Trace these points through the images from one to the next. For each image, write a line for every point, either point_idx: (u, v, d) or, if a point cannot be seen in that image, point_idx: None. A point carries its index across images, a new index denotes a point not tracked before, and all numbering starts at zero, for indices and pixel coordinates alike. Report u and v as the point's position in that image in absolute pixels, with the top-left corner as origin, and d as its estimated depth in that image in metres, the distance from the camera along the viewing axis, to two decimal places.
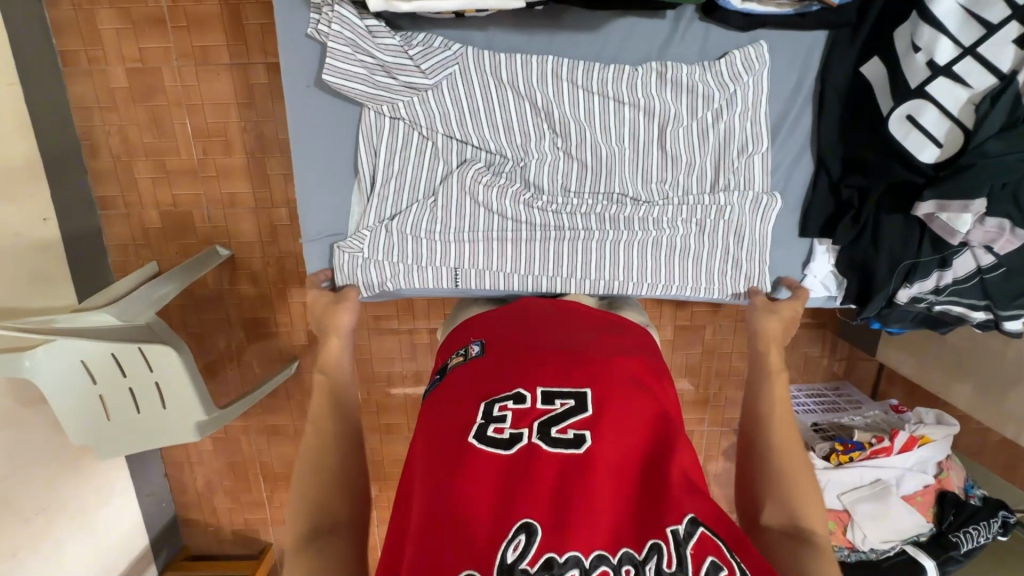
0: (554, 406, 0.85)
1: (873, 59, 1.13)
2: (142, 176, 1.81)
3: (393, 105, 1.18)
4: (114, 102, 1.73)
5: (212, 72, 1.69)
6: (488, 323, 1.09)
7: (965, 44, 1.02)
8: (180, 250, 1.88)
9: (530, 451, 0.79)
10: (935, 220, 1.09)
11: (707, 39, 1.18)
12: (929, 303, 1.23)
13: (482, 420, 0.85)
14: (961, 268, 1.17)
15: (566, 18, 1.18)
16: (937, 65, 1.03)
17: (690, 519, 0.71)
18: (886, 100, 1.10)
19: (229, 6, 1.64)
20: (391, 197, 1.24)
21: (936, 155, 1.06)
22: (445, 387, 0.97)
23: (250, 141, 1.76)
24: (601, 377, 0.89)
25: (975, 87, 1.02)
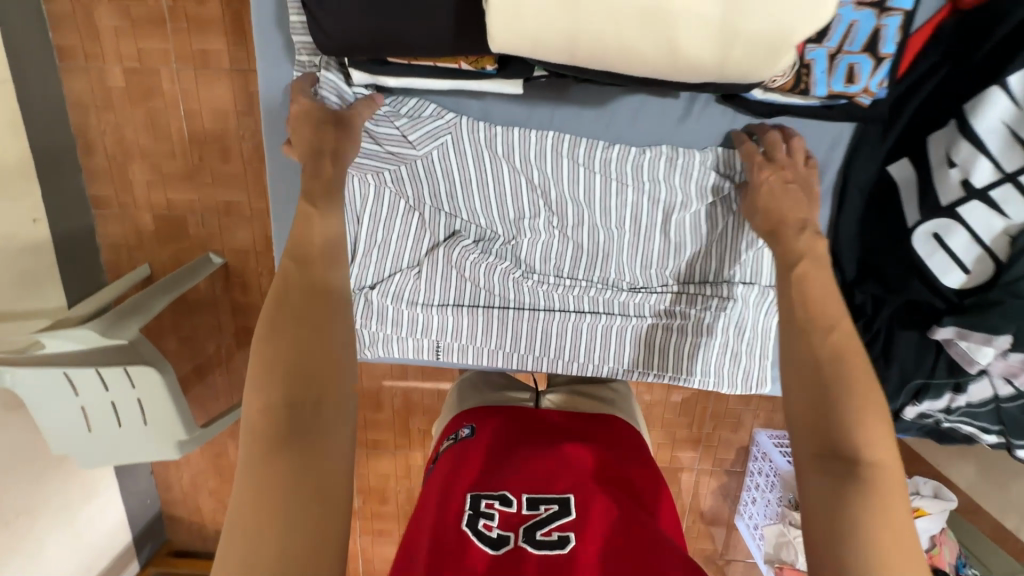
0: (539, 510, 0.82)
1: (903, 159, 1.08)
2: (137, 178, 1.76)
3: (382, 172, 1.18)
4: (110, 102, 1.67)
5: (211, 76, 1.63)
6: (483, 411, 1.08)
7: (1008, 170, 0.92)
8: (173, 255, 1.84)
9: (516, 553, 0.76)
10: (955, 346, 1.05)
11: (723, 121, 1.13)
12: (938, 418, 1.20)
13: (469, 512, 0.82)
14: (977, 395, 1.11)
15: (573, 91, 1.15)
16: (974, 186, 0.95)
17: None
18: (913, 211, 1.05)
19: (231, 9, 1.56)
20: (375, 267, 1.26)
21: (961, 281, 1.00)
22: (434, 474, 0.95)
23: (248, 149, 1.71)
24: (584, 481, 0.88)
25: (1014, 219, 0.93)
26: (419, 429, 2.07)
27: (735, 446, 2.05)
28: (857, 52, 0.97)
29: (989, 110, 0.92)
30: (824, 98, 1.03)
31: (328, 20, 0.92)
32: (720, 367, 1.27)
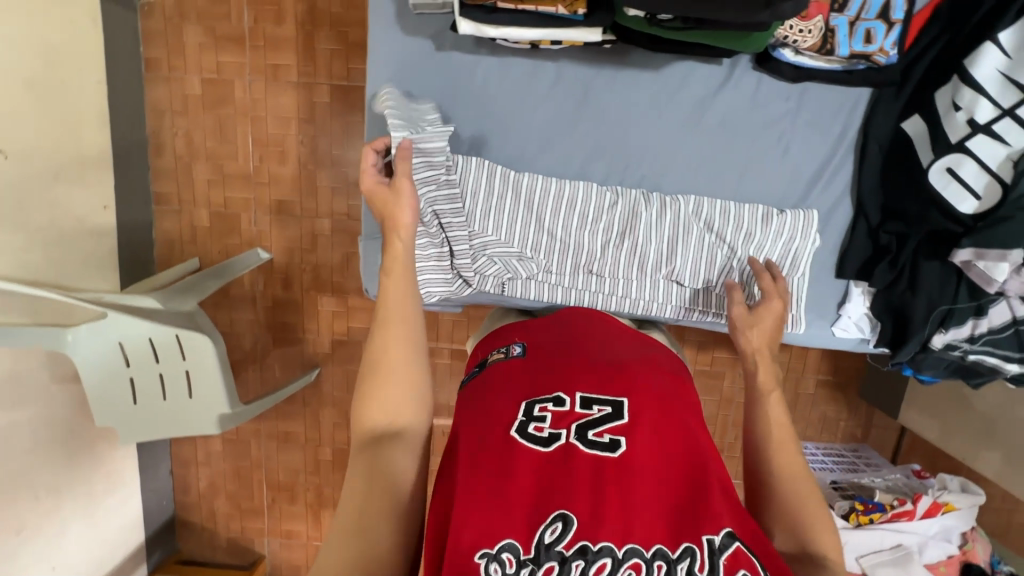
0: (593, 410, 0.78)
1: (914, 115, 1.00)
2: (199, 177, 1.91)
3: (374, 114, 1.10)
4: (185, 107, 1.86)
5: (280, 87, 1.82)
6: (530, 323, 0.99)
7: (1004, 106, 0.90)
8: (222, 250, 1.96)
9: (566, 453, 0.73)
10: (973, 267, 0.97)
11: (757, 88, 1.01)
12: (964, 352, 1.05)
13: (522, 417, 0.78)
14: (997, 317, 1.01)
15: (633, 56, 1.00)
16: (979, 122, 0.92)
17: (726, 533, 0.66)
18: (925, 152, 0.98)
19: (304, 31, 1.78)
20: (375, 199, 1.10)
21: (975, 207, 0.94)
22: (486, 385, 0.86)
23: (305, 153, 1.87)
24: (640, 385, 0.81)
25: (1014, 146, 0.91)
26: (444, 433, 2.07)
27: None
28: (873, 18, 0.90)
29: (985, 57, 0.90)
30: (844, 61, 0.94)
31: None
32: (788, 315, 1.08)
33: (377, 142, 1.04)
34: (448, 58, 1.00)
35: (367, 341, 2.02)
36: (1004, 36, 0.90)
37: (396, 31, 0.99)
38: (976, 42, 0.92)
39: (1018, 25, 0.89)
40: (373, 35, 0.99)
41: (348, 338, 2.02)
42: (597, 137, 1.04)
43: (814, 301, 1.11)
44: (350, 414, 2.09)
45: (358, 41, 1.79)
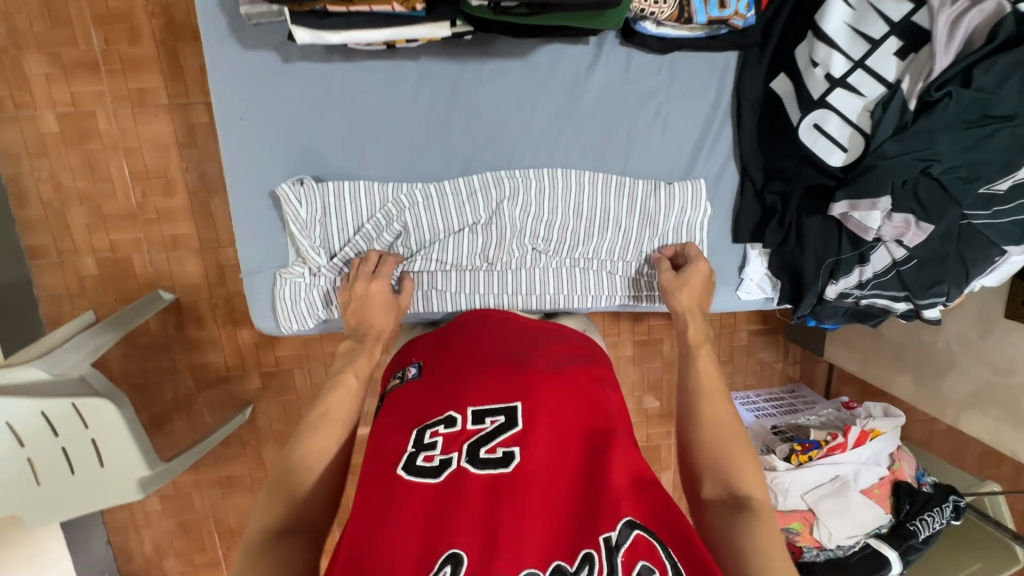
0: (484, 424, 0.73)
1: (781, 74, 1.00)
2: (76, 222, 1.73)
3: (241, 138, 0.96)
4: (45, 148, 1.66)
5: (150, 112, 1.66)
6: (428, 338, 0.93)
7: (855, 58, 0.93)
8: (119, 298, 1.79)
9: (457, 479, 0.68)
10: (849, 219, 0.99)
11: (627, 65, 0.99)
12: (856, 298, 1.10)
13: (412, 450, 0.72)
14: (879, 262, 1.05)
15: (496, 45, 0.95)
16: (835, 76, 0.94)
17: (624, 523, 0.62)
18: (793, 110, 0.99)
19: (166, 48, 1.62)
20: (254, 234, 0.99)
21: (843, 159, 0.97)
22: (382, 420, 0.81)
23: (193, 180, 1.72)
24: (534, 387, 0.77)
25: (869, 96, 0.94)
26: None
27: None
28: None
29: (832, 11, 0.94)
30: (705, 28, 0.92)
31: None
32: None
33: (240, 171, 0.95)
34: (300, 70, 0.92)
35: (299, 368, 1.92)
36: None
37: (233, 46, 0.90)
38: None
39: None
40: (210, 53, 0.89)
41: (277, 369, 1.92)
42: (473, 133, 0.99)
43: (716, 268, 1.13)
44: None
45: None
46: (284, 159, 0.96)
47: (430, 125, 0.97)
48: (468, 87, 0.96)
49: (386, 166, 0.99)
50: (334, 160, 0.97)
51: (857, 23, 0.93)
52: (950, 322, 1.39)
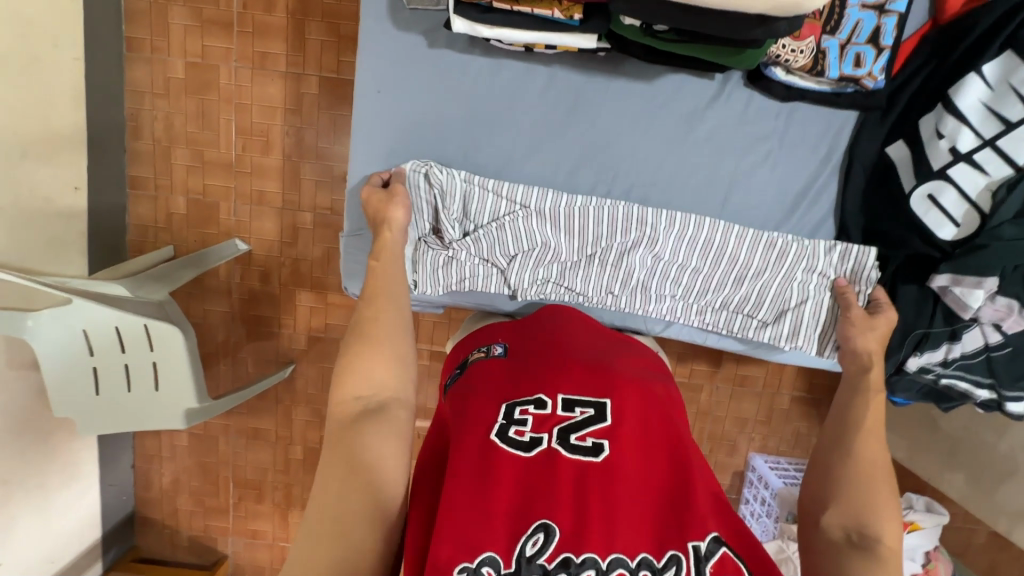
0: (575, 413, 0.77)
1: (899, 141, 1.02)
2: (178, 162, 1.85)
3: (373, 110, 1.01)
4: (167, 90, 1.80)
5: (267, 76, 1.78)
6: (517, 327, 0.98)
7: (986, 136, 0.94)
8: (197, 239, 1.90)
9: (549, 456, 0.72)
10: (949, 293, 0.99)
11: (747, 106, 1.01)
12: (936, 375, 1.06)
13: (502, 420, 0.77)
14: (969, 343, 1.03)
15: (626, 66, 0.99)
16: (961, 151, 0.95)
17: (713, 537, 0.66)
18: (908, 177, 1.00)
19: (295, 21, 1.75)
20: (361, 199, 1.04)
21: (954, 234, 0.97)
22: (466, 388, 0.86)
23: (290, 144, 1.83)
24: (625, 390, 0.80)
25: (993, 176, 0.94)
26: (419, 437, 1.99)
27: (729, 471, 2.06)
28: (863, 42, 0.92)
29: (969, 88, 0.94)
30: (834, 83, 0.95)
31: None
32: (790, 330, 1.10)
33: (366, 141, 1.02)
34: (440, 57, 0.98)
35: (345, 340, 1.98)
36: (988, 69, 0.93)
37: (386, 25, 0.97)
38: (961, 73, 0.95)
39: (1000, 59, 0.92)
40: (364, 27, 0.97)
41: (324, 336, 1.98)
42: (586, 144, 1.03)
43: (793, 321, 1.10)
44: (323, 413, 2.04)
45: (349, 33, 1.76)
46: (408, 135, 1.02)
47: (547, 128, 1.02)
48: (591, 99, 1.01)
49: (498, 159, 1.04)
50: (451, 144, 1.03)
51: (994, 103, 0.93)
52: (1018, 427, 1.33)
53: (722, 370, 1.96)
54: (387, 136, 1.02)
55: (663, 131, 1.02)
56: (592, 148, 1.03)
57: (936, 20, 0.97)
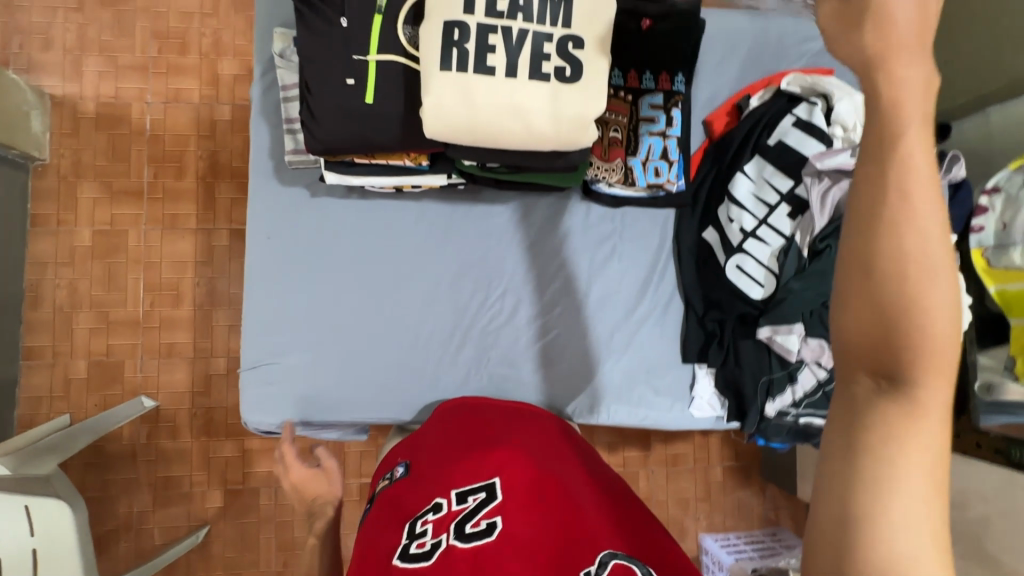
0: (467, 501, 0.74)
1: (710, 226, 1.09)
2: (80, 326, 1.82)
3: (258, 257, 1.02)
4: (72, 259, 1.83)
5: (177, 234, 1.87)
6: (412, 439, 0.94)
7: (761, 215, 1.04)
8: (100, 402, 1.81)
9: (448, 558, 0.67)
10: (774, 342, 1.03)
11: (588, 216, 1.10)
12: (794, 416, 1.05)
13: (405, 540, 0.72)
14: (805, 383, 1.02)
15: (485, 194, 1.08)
16: (746, 230, 1.04)
17: (603, 553, 0.64)
18: (718, 252, 1.08)
19: (204, 184, 1.90)
20: (247, 338, 1.01)
21: (762, 292, 1.04)
22: (372, 523, 0.80)
23: (201, 294, 1.87)
24: (506, 462, 0.78)
25: (773, 244, 1.04)
26: None
27: None
28: (657, 158, 1.07)
29: (738, 182, 1.05)
30: (646, 190, 1.07)
31: (322, 127, 0.80)
32: (675, 403, 1.09)
33: (254, 284, 1.02)
34: (323, 203, 1.04)
35: (266, 488, 1.85)
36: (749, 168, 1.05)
37: (272, 182, 1.02)
38: (731, 175, 1.07)
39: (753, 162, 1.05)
40: (252, 187, 1.02)
41: (243, 487, 1.85)
42: (452, 262, 1.07)
43: (673, 392, 1.10)
44: None
45: None
46: (296, 273, 1.03)
47: (410, 247, 1.06)
48: (446, 219, 1.07)
49: (364, 284, 1.04)
50: (335, 273, 1.04)
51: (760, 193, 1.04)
52: None
53: (654, 453, 2.01)
54: (266, 275, 1.02)
55: (517, 236, 1.08)
56: (451, 263, 1.07)
57: (710, 138, 1.12)
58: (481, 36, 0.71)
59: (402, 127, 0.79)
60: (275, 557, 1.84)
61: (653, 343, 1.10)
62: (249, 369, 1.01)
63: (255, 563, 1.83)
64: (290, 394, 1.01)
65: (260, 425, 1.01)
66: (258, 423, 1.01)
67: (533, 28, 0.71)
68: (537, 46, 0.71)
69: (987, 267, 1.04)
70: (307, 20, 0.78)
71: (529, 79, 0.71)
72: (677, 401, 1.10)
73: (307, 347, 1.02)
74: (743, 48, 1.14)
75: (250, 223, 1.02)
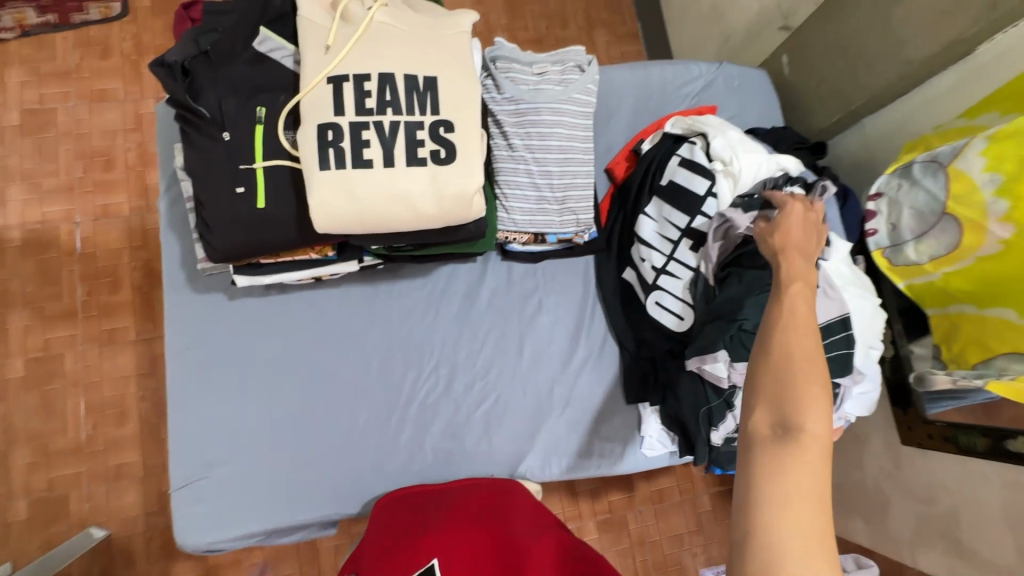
0: None
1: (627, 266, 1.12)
2: (18, 462, 1.72)
3: (179, 369, 1.00)
4: (5, 392, 1.75)
5: (116, 349, 1.82)
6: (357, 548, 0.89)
7: (668, 252, 1.05)
8: (43, 542, 1.68)
9: None
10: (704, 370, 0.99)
11: (509, 275, 1.12)
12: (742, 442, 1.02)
13: None
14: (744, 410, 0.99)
15: (404, 270, 1.10)
16: (657, 267, 1.05)
17: None
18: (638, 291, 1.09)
19: (141, 294, 1.87)
20: (175, 456, 0.97)
21: (681, 324, 1.05)
22: None
23: (146, 407, 1.80)
24: (441, 542, 0.77)
25: (683, 277, 1.05)
26: None
27: None
28: None
29: (641, 223, 1.07)
30: (558, 244, 1.10)
31: (218, 235, 0.81)
32: (626, 445, 1.09)
33: (178, 398, 0.99)
34: (241, 305, 1.03)
35: None
36: (649, 209, 1.07)
37: (186, 292, 1.02)
38: (635, 217, 1.10)
39: (653, 203, 1.07)
40: (167, 301, 1.01)
41: None
42: (381, 341, 1.06)
43: (621, 435, 1.09)
44: None
45: None
46: (220, 379, 1.01)
47: (336, 333, 1.06)
48: (369, 301, 1.07)
49: (293, 379, 1.03)
50: (261, 373, 1.02)
51: (662, 232, 1.06)
52: (869, 456, 1.42)
53: (639, 493, 1.97)
54: (189, 386, 0.99)
55: (441, 304, 1.10)
56: (379, 342, 1.06)
57: (614, 184, 1.17)
58: (354, 133, 0.74)
59: (297, 227, 0.81)
60: None
61: (593, 388, 1.10)
62: (180, 487, 0.97)
63: None
64: (227, 507, 0.97)
65: (197, 547, 0.96)
66: (194, 544, 0.96)
67: (404, 119, 0.75)
68: (409, 134, 0.75)
69: (890, 265, 1.10)
70: (192, 140, 0.80)
71: (407, 166, 0.74)
72: (627, 443, 1.09)
73: (239, 455, 0.99)
74: (631, 99, 1.22)
75: (167, 335, 1.00)
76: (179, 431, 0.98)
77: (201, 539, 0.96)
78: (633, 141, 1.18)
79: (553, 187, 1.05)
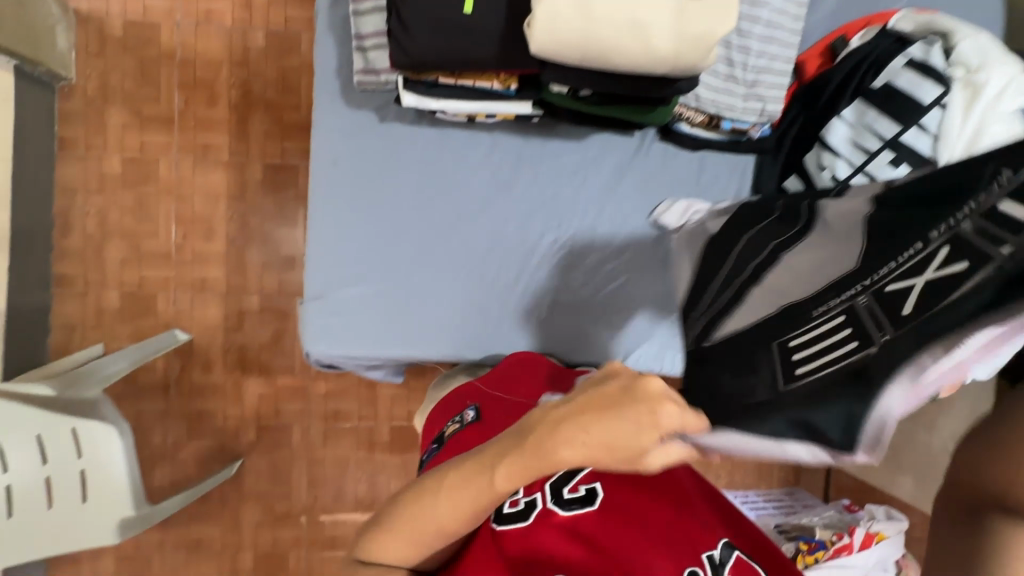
0: (557, 465, 0.73)
1: (793, 175, 1.03)
2: (112, 256, 1.75)
3: (324, 182, 0.97)
4: (102, 186, 1.74)
5: (209, 166, 1.77)
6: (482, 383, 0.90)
7: (858, 164, 0.94)
8: (134, 333, 1.76)
9: (548, 522, 0.69)
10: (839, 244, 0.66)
11: (665, 160, 1.05)
12: None
13: (494, 499, 0.73)
14: None
15: (559, 129, 1.03)
16: (840, 179, 0.95)
17: (723, 544, 0.64)
18: None
19: (236, 114, 1.77)
20: (313, 266, 0.98)
21: None
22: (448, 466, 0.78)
23: (233, 229, 1.78)
24: None
25: None
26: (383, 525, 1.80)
27: None
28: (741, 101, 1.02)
29: (834, 126, 0.97)
30: (729, 134, 1.02)
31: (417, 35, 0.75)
32: None
33: (320, 211, 0.98)
34: (393, 131, 0.99)
35: (299, 426, 1.80)
36: (846, 113, 0.96)
37: (339, 104, 0.97)
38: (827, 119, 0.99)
39: (853, 106, 0.96)
40: (319, 109, 0.96)
41: (275, 423, 1.79)
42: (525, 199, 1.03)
43: None
44: (276, 508, 1.79)
45: (293, 123, 1.81)
46: (364, 203, 0.99)
47: (480, 179, 1.02)
48: (518, 155, 1.02)
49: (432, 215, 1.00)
50: (406, 204, 1.00)
51: (857, 140, 0.95)
52: (943, 421, 1.41)
53: None
54: (335, 201, 0.98)
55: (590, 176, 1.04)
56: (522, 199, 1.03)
57: (801, 80, 1.05)
58: None
59: (500, 46, 0.75)
60: (307, 492, 1.80)
61: None
62: (315, 297, 0.98)
63: (287, 497, 1.79)
64: (356, 326, 0.99)
65: (323, 357, 0.99)
66: (320, 353, 0.98)
67: None
68: None
69: None
70: None
71: None
72: None
73: (372, 279, 0.99)
74: None
75: (318, 146, 0.97)
76: (320, 244, 0.98)
77: (327, 348, 0.98)
78: (834, 35, 1.03)
79: (745, 68, 0.97)
